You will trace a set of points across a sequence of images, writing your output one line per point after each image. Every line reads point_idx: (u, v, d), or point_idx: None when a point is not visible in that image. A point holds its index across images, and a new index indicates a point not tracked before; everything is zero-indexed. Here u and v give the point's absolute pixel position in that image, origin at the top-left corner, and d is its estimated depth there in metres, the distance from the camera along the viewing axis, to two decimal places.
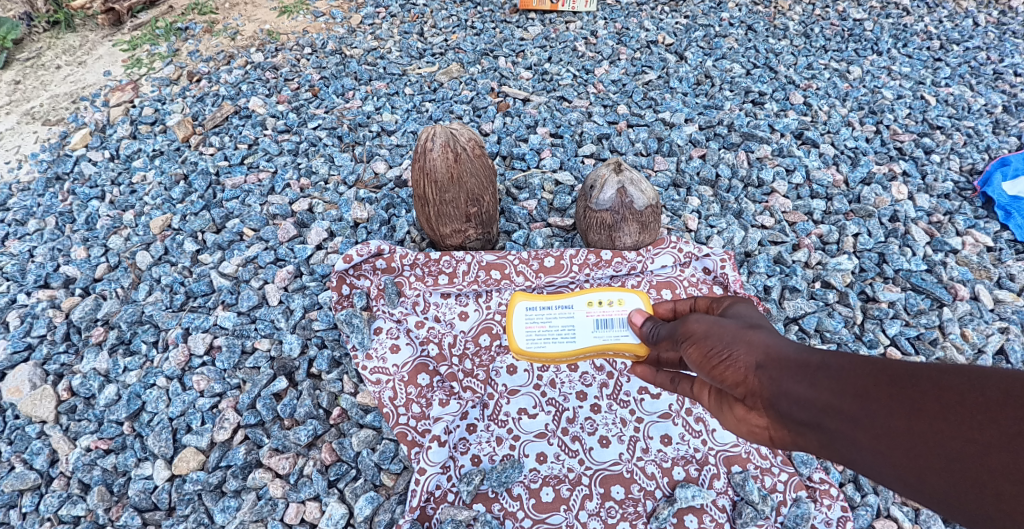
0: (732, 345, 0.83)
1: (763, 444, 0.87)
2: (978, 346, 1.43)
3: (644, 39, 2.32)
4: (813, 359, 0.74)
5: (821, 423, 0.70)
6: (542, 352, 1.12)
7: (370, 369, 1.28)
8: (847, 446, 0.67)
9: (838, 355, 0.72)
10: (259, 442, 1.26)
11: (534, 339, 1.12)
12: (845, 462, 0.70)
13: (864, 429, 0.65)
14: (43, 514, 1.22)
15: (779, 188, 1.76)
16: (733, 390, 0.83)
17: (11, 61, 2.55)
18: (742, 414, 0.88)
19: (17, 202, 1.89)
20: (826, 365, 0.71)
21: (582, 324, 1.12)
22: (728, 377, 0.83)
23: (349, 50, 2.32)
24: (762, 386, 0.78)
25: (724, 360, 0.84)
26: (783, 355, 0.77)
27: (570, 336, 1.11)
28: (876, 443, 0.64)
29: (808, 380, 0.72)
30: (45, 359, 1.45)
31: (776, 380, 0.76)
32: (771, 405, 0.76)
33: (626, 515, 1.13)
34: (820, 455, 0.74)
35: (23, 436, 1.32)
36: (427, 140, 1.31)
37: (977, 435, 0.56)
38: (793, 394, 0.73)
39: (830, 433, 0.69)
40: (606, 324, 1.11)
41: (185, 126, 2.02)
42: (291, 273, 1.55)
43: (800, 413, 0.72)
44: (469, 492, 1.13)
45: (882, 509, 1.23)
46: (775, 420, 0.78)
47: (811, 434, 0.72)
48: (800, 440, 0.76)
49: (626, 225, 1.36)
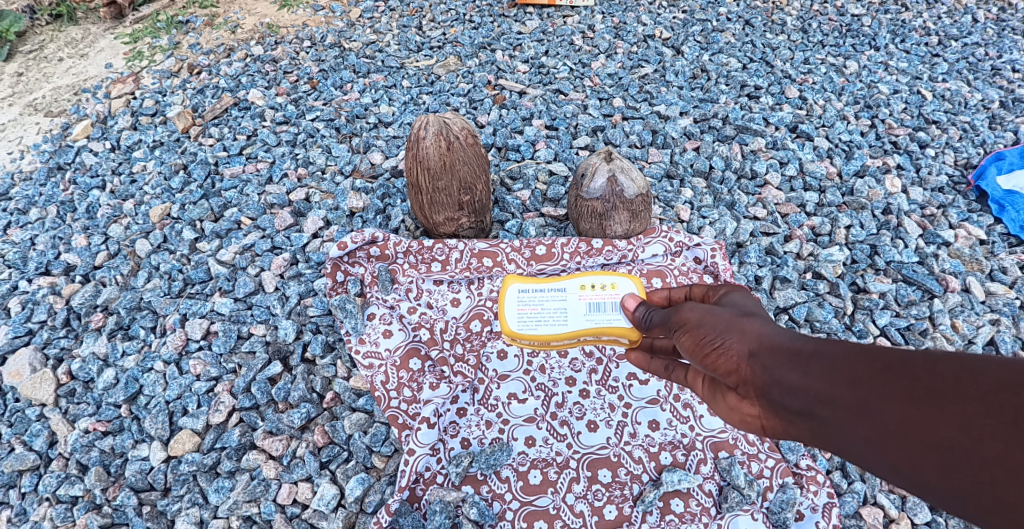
0: (725, 334, 0.83)
1: (757, 433, 0.86)
2: (969, 337, 1.44)
3: (641, 33, 2.34)
4: (806, 347, 0.72)
5: (812, 412, 0.68)
6: (533, 334, 1.14)
7: (363, 352, 1.31)
8: (838, 435, 0.65)
9: (831, 343, 0.70)
10: (254, 425, 1.29)
11: (525, 321, 1.14)
12: (838, 452, 0.68)
13: (853, 417, 0.63)
14: (41, 494, 1.24)
15: (772, 180, 1.78)
16: (727, 379, 0.83)
17: (14, 54, 2.58)
18: (736, 403, 0.87)
19: (20, 191, 1.92)
20: (818, 353, 0.69)
21: (574, 307, 1.13)
22: (721, 365, 0.83)
23: (348, 43, 2.34)
24: (754, 374, 0.77)
25: (717, 348, 0.83)
26: (776, 344, 0.76)
27: (561, 318, 1.13)
28: (867, 432, 0.61)
29: (800, 369, 0.70)
30: (46, 343, 1.47)
31: (768, 368, 0.75)
32: (763, 394, 0.75)
33: (612, 497, 1.15)
34: (814, 444, 0.72)
35: (23, 419, 1.34)
36: (420, 128, 1.32)
37: (971, 423, 0.52)
38: (784, 382, 0.72)
39: (821, 421, 0.67)
40: (598, 307, 1.13)
41: (185, 117, 2.04)
42: (288, 261, 1.57)
43: (791, 402, 0.71)
44: (458, 474, 1.16)
45: (868, 496, 1.21)
46: (768, 409, 0.77)
47: (803, 423, 0.71)
48: (794, 430, 0.75)
49: (616, 214, 1.39)
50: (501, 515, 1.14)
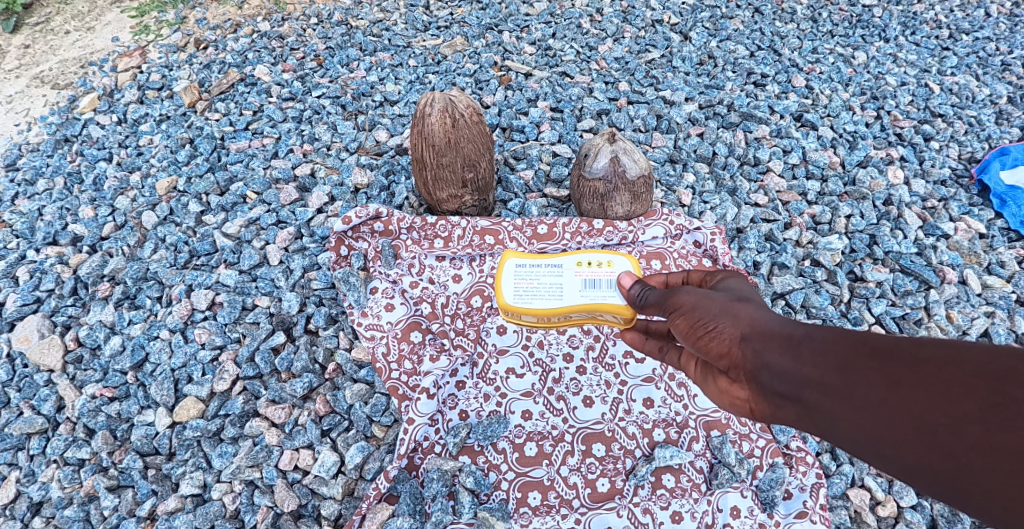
0: (719, 317, 0.83)
1: (745, 417, 0.88)
2: (962, 328, 1.45)
3: (650, 18, 2.33)
4: (797, 332, 0.73)
5: (800, 395, 0.69)
6: (529, 308, 1.15)
7: (365, 325, 1.35)
8: (825, 418, 0.66)
9: (823, 329, 0.71)
10: (257, 394, 1.32)
11: (523, 296, 1.16)
12: (823, 436, 0.69)
13: (841, 400, 0.64)
14: (49, 456, 1.27)
15: (775, 166, 1.79)
16: (718, 361, 0.83)
17: (21, 26, 2.58)
18: (726, 386, 0.89)
19: (27, 162, 1.94)
20: (809, 338, 0.70)
21: (570, 283, 1.14)
22: (713, 348, 0.83)
23: (355, 21, 2.34)
24: (745, 358, 0.77)
25: (710, 331, 0.83)
26: (768, 329, 0.76)
27: (556, 294, 1.14)
28: (852, 415, 0.63)
29: (791, 353, 0.71)
30: (54, 311, 1.50)
31: (759, 353, 0.75)
32: (753, 377, 0.77)
33: (605, 471, 1.19)
34: (800, 427, 0.73)
35: (31, 384, 1.37)
36: (425, 105, 1.34)
37: (955, 406, 0.54)
38: (775, 366, 0.72)
39: (808, 404, 0.69)
40: (593, 284, 1.13)
41: (191, 91, 2.05)
42: (293, 234, 1.59)
43: (780, 385, 0.72)
44: (455, 444, 1.20)
45: (856, 479, 1.23)
46: (757, 393, 0.78)
47: (791, 406, 0.72)
48: (782, 413, 0.77)
49: (617, 194, 1.41)
50: (496, 484, 1.17)
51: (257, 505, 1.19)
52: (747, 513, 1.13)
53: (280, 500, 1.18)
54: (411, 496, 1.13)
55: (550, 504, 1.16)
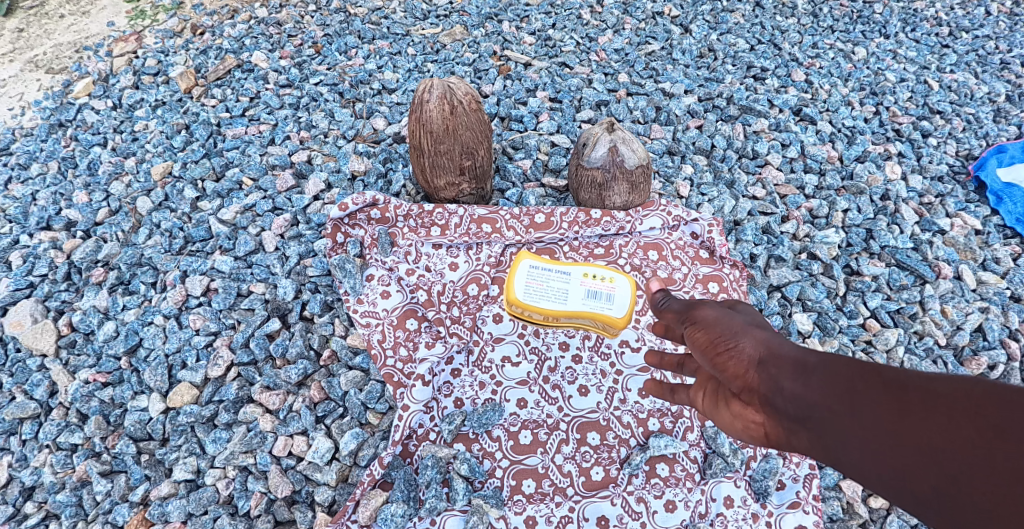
0: (737, 337, 0.82)
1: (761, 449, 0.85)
2: (956, 323, 1.45)
3: (650, 9, 2.32)
4: (812, 357, 0.71)
5: (810, 419, 0.67)
6: (537, 303, 1.12)
7: (361, 312, 1.35)
8: (834, 442, 0.65)
9: (839, 352, 0.69)
10: (252, 380, 1.32)
11: (532, 291, 1.12)
12: (837, 464, 0.66)
13: (850, 424, 0.62)
14: (42, 441, 1.26)
15: (773, 160, 1.79)
16: (732, 383, 0.82)
17: (14, 9, 2.55)
18: (741, 417, 0.86)
19: (20, 146, 1.91)
20: (821, 362, 0.69)
21: (576, 291, 1.12)
22: (729, 369, 0.82)
23: (353, 8, 2.32)
24: (760, 382, 0.76)
25: (727, 351, 0.82)
26: (784, 352, 0.75)
27: (562, 296, 1.12)
28: (862, 439, 0.61)
29: (802, 376, 0.70)
30: (46, 296, 1.48)
31: (773, 376, 0.74)
32: (766, 401, 0.75)
33: (600, 459, 1.19)
34: (814, 455, 0.71)
35: (24, 369, 1.36)
36: (424, 92, 1.33)
37: (958, 431, 0.52)
38: (787, 389, 0.71)
39: (819, 428, 0.66)
40: (598, 296, 1.12)
41: (188, 77, 2.03)
42: (288, 221, 1.58)
43: (791, 409, 0.70)
44: (450, 432, 1.20)
45: (848, 471, 1.24)
46: (770, 418, 0.76)
47: (802, 433, 0.70)
48: (795, 442, 0.74)
49: (616, 184, 1.41)
50: (490, 472, 1.18)
51: (251, 491, 1.19)
52: (740, 503, 1.14)
53: (274, 486, 1.18)
54: (405, 483, 1.13)
55: (545, 491, 1.16)
